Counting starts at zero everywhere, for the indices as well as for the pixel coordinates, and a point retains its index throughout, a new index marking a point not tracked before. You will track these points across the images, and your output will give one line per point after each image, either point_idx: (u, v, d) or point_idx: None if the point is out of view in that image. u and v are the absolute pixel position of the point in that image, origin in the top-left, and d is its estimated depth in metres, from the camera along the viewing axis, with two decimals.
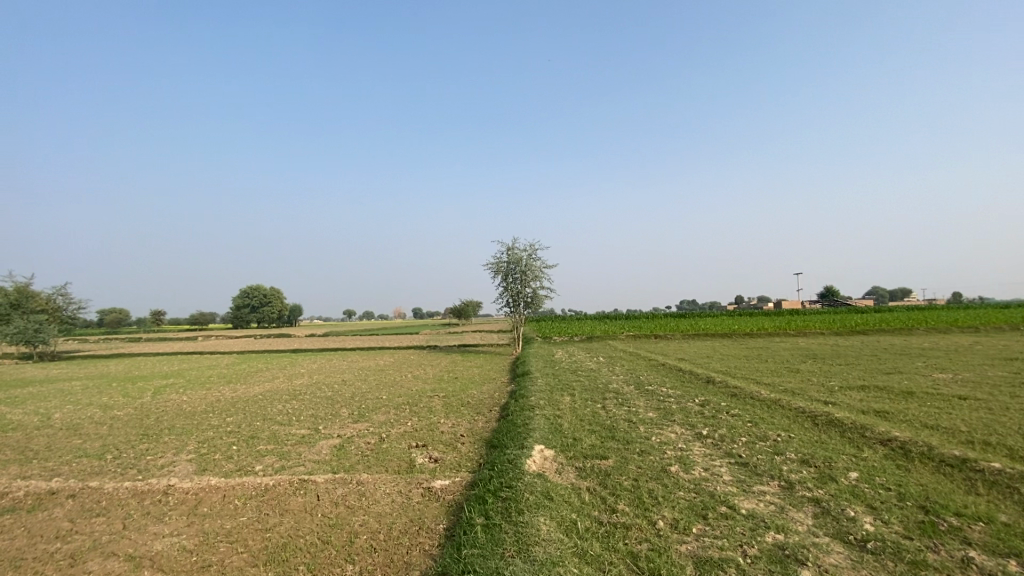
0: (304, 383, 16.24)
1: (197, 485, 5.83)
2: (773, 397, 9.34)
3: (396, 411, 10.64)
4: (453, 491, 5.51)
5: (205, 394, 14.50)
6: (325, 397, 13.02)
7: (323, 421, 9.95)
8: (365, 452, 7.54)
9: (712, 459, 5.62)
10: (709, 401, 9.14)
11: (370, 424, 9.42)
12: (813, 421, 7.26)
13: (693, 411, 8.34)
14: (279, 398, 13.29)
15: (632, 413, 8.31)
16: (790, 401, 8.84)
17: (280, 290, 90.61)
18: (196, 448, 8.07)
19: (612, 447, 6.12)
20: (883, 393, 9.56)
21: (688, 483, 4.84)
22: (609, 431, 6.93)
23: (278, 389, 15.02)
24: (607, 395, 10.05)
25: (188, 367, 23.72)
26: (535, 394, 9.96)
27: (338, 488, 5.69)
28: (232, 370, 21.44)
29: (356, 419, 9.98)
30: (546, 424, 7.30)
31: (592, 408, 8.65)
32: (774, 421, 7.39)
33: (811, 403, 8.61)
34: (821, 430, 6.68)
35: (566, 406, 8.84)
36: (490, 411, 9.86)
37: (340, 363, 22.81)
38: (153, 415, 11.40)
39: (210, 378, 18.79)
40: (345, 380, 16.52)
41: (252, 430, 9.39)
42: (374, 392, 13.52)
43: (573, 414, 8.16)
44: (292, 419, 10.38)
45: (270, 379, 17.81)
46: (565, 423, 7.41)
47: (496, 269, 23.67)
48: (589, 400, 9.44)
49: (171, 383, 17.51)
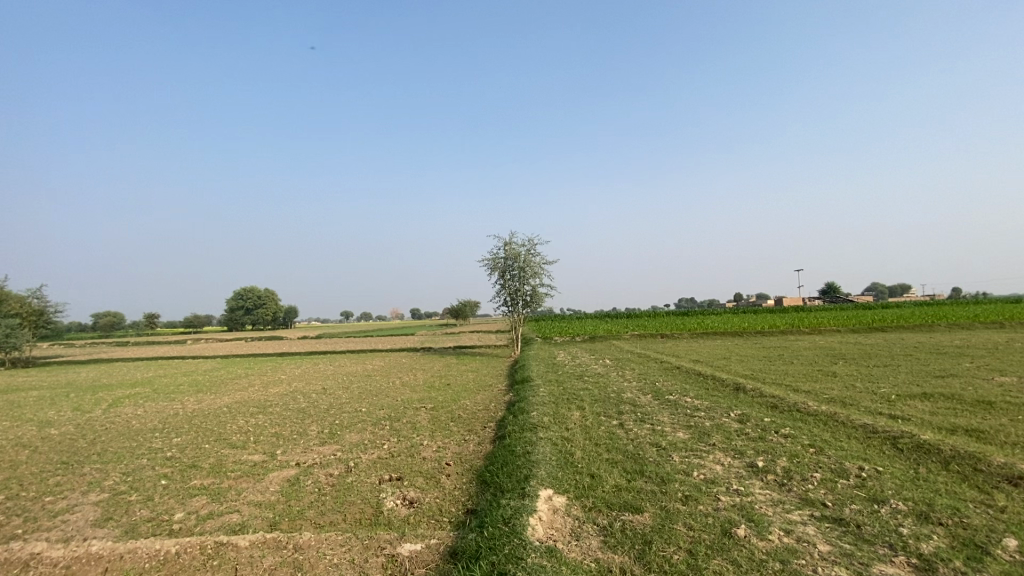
0: (279, 392, 14.59)
1: (74, 553, 4.28)
2: (825, 409, 7.73)
3: (373, 429, 9.00)
4: (426, 563, 3.90)
5: (166, 406, 12.86)
6: (297, 410, 11.37)
7: (285, 443, 8.35)
8: (322, 490, 5.92)
9: (790, 512, 4.01)
10: (747, 416, 7.53)
11: (339, 448, 7.81)
12: (895, 446, 5.67)
13: (734, 431, 6.75)
14: (244, 412, 11.63)
15: (658, 433, 6.71)
16: (848, 415, 7.24)
17: (273, 291, 88.82)
18: (115, 484, 6.47)
19: (645, 492, 4.53)
20: (955, 403, 7.96)
21: (772, 561, 3.24)
22: (636, 464, 5.30)
23: (247, 401, 13.33)
24: (623, 407, 8.45)
25: (163, 373, 22.06)
26: (537, 407, 8.34)
27: (267, 557, 4.09)
28: (207, 377, 19.79)
29: (324, 440, 8.38)
30: (553, 453, 5.68)
31: (608, 428, 7.03)
32: (843, 445, 5.80)
33: (875, 419, 7.04)
34: (914, 463, 5.09)
35: (576, 425, 7.21)
36: (484, 429, 8.22)
37: (325, 367, 21.09)
38: (91, 435, 9.78)
39: (180, 386, 17.14)
40: (325, 388, 14.83)
41: (195, 455, 7.78)
42: (353, 403, 11.86)
43: (585, 436, 6.54)
44: (249, 439, 8.75)
45: (243, 387, 16.14)
46: (576, 451, 5.78)
47: (493, 265, 22.05)
48: (602, 416, 7.81)
49: (134, 393, 15.84)
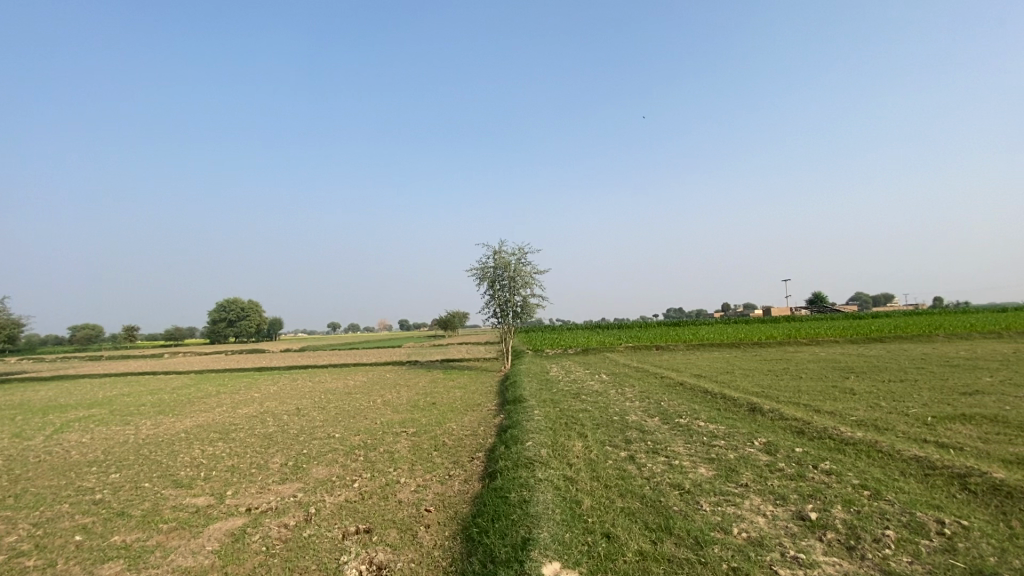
0: (248, 414, 13.30)
1: None
2: (861, 435, 6.80)
3: (343, 461, 7.82)
4: None
5: (117, 433, 11.54)
6: (262, 437, 10.14)
7: (241, 480, 7.17)
8: (270, 550, 4.76)
9: None
10: (775, 445, 6.56)
11: (302, 487, 6.66)
12: (968, 490, 4.72)
13: (766, 466, 5.75)
14: (202, 438, 10.36)
15: (677, 470, 5.69)
16: (893, 445, 6.28)
17: (257, 303, 86.70)
18: (16, 543, 5.28)
19: (680, 566, 3.47)
20: (1005, 427, 7.06)
21: None
22: (660, 519, 4.29)
23: (210, 424, 12.05)
24: (630, 435, 7.41)
25: (128, 392, 20.56)
26: (533, 436, 7.28)
27: None
28: (172, 396, 18.36)
29: (285, 476, 7.22)
30: (556, 503, 4.61)
31: (617, 463, 5.99)
32: (905, 487, 4.83)
33: (925, 449, 6.09)
34: (1006, 517, 4.12)
35: (580, 458, 6.17)
36: (472, 462, 7.13)
37: (303, 384, 19.79)
38: (17, 470, 8.49)
39: (141, 407, 15.75)
40: (298, 409, 13.56)
41: (128, 499, 6.57)
42: (326, 428, 10.66)
43: (591, 475, 5.49)
44: (199, 474, 7.54)
45: (208, 408, 14.79)
46: (583, 498, 4.73)
47: (482, 275, 21.03)
48: (608, 447, 6.77)
49: (87, 416, 14.43)
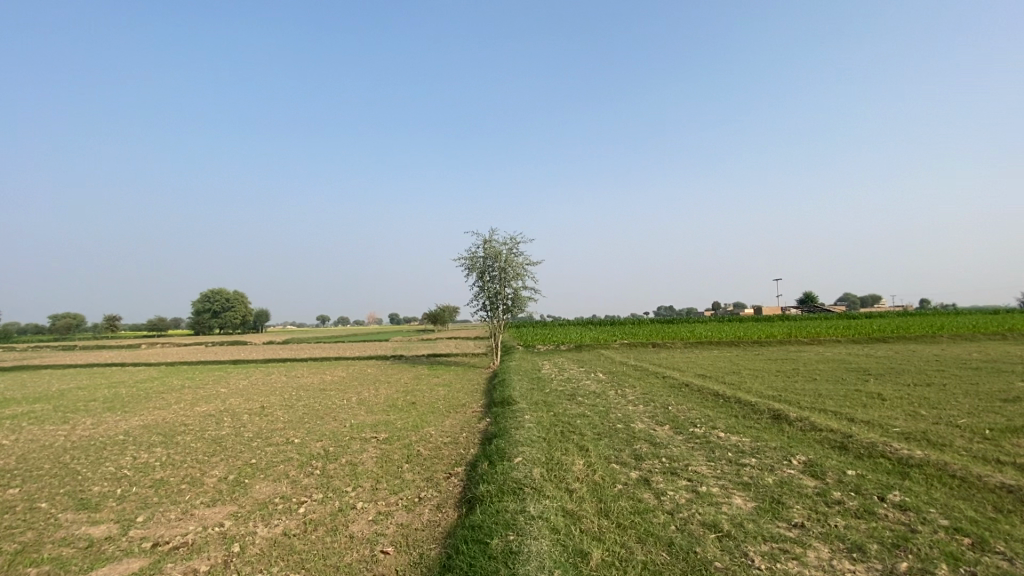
0: (205, 413, 11.86)
1: None
2: (920, 454, 5.62)
3: (295, 476, 6.48)
4: None
5: (49, 433, 10.07)
6: (210, 442, 8.74)
7: (162, 500, 5.79)
8: None
9: None
10: (819, 465, 5.36)
11: (235, 513, 5.31)
12: None
13: (820, 496, 4.50)
14: (142, 442, 8.94)
15: (705, 501, 4.45)
16: (969, 468, 5.07)
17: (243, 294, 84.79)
18: None
19: None
20: None
21: None
22: None
23: (159, 425, 10.62)
24: (640, 450, 6.15)
25: (86, 385, 18.98)
26: (522, 450, 5.98)
27: None
28: (130, 390, 16.80)
29: (219, 496, 5.87)
30: (553, 558, 3.32)
31: (628, 490, 4.71)
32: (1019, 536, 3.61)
33: (1010, 473, 4.92)
34: None
35: (581, 482, 4.91)
36: (449, 482, 5.86)
37: (277, 379, 18.36)
38: None
39: (90, 403, 14.20)
40: (263, 407, 12.16)
41: (9, 526, 5.17)
42: (287, 431, 9.29)
43: (598, 510, 4.22)
44: (116, 492, 6.15)
45: (165, 405, 13.35)
46: (594, 551, 3.45)
47: (471, 265, 19.66)
48: (615, 466, 5.48)
49: (27, 412, 12.89)
